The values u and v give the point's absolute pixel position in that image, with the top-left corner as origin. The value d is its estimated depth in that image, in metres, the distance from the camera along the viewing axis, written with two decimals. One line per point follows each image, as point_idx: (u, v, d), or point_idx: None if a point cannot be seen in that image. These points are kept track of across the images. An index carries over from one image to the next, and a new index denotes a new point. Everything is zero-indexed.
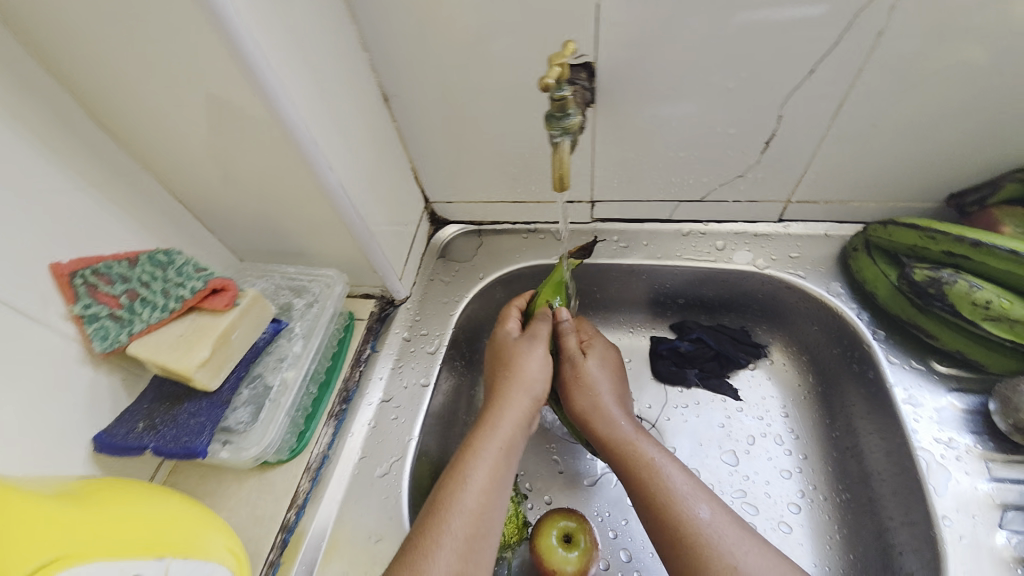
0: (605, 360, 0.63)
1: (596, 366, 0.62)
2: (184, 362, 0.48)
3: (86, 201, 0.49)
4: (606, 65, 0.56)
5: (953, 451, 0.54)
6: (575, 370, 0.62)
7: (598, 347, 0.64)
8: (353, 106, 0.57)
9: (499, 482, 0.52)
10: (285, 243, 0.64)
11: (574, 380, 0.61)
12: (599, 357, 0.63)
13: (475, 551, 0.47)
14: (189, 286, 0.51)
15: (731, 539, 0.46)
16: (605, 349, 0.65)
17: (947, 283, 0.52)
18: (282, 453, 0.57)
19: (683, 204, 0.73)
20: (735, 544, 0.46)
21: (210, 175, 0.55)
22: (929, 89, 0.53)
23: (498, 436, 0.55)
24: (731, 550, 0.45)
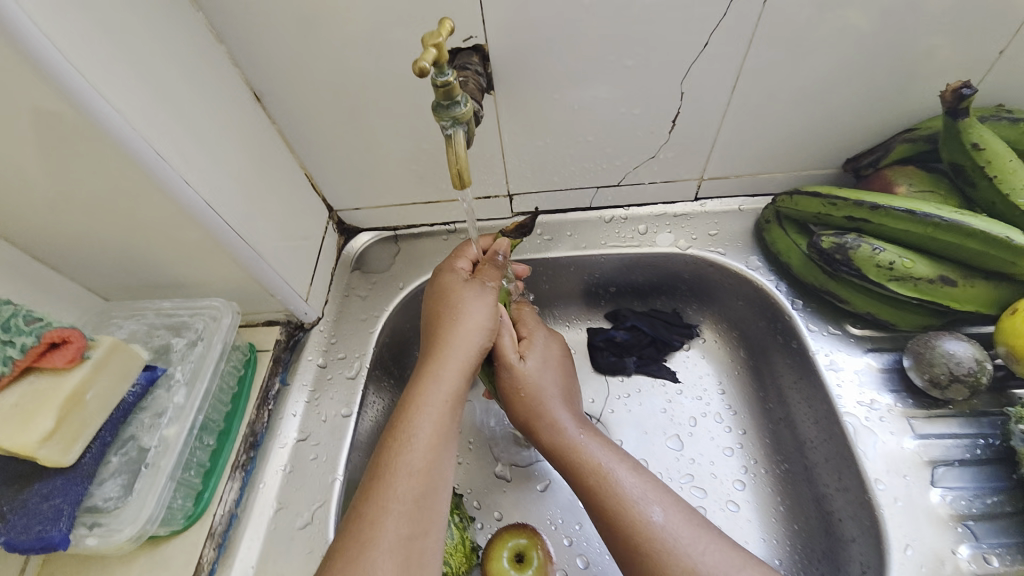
0: (546, 359, 0.59)
1: (536, 367, 0.58)
2: (22, 440, 0.40)
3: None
4: (498, 48, 0.53)
5: (876, 412, 0.55)
6: (514, 378, 0.57)
7: (538, 346, 0.60)
8: (213, 108, 0.50)
9: (442, 461, 0.45)
10: (156, 276, 0.55)
11: (513, 393, 0.57)
12: (539, 357, 0.59)
13: (418, 551, 0.41)
14: (19, 344, 0.42)
15: (687, 539, 0.46)
16: (545, 345, 0.61)
17: (851, 248, 0.53)
18: (175, 522, 0.49)
19: (602, 191, 0.71)
20: (692, 544, 0.45)
21: (38, 205, 0.46)
22: (815, 57, 0.54)
23: (433, 420, 0.46)
24: (687, 551, 0.45)
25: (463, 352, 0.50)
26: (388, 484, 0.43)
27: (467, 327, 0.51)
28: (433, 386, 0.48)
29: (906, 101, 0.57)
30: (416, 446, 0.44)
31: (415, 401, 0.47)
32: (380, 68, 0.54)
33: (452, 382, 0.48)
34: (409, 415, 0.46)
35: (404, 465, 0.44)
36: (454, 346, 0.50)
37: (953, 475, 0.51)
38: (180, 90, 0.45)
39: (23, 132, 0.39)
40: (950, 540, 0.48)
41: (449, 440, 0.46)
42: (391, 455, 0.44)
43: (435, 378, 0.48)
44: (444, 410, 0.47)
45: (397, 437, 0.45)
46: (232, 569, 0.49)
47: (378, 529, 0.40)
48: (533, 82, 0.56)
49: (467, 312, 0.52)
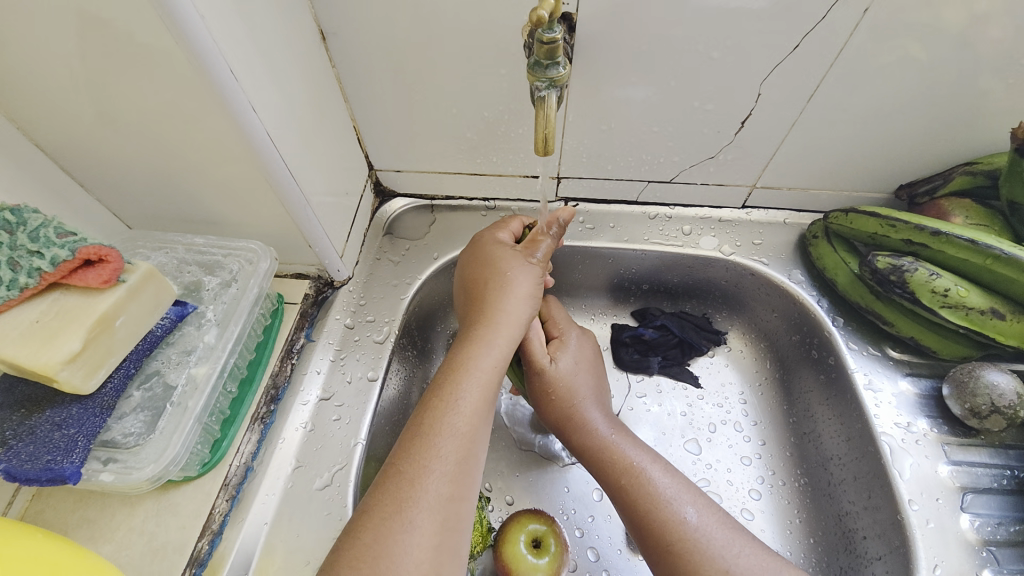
0: (577, 360, 0.57)
1: (568, 368, 0.55)
2: (43, 359, 0.36)
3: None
4: (587, 19, 0.50)
5: (912, 434, 0.56)
6: (545, 381, 0.54)
7: (570, 347, 0.57)
8: (283, 37, 0.46)
9: (484, 427, 0.43)
10: (192, 208, 0.51)
11: (544, 395, 0.54)
12: (571, 359, 0.56)
13: (452, 515, 0.38)
14: (48, 255, 0.37)
15: (721, 541, 0.43)
16: (577, 345, 0.58)
17: (908, 271, 0.54)
18: (190, 469, 0.46)
19: (651, 185, 0.70)
20: (726, 546, 0.43)
21: (82, 110, 0.42)
22: (901, 77, 0.53)
23: (480, 384, 0.43)
24: (721, 553, 0.43)
25: (513, 321, 0.48)
26: (431, 442, 0.40)
27: (509, 295, 0.49)
28: (483, 350, 0.45)
29: (974, 135, 0.57)
30: (462, 408, 0.42)
31: (464, 362, 0.44)
32: (458, 23, 0.52)
33: (501, 349, 0.46)
34: (457, 376, 0.43)
35: (447, 425, 0.41)
36: (504, 317, 0.48)
37: (981, 503, 0.52)
38: (254, 10, 0.42)
39: (89, 22, 0.35)
40: (975, 564, 0.49)
41: (491, 406, 0.44)
42: (434, 413, 0.41)
43: (488, 344, 0.46)
44: (492, 376, 0.44)
45: (441, 396, 0.42)
46: (244, 524, 0.47)
47: (418, 486, 0.37)
48: (611, 59, 0.54)
49: (511, 282, 0.50)
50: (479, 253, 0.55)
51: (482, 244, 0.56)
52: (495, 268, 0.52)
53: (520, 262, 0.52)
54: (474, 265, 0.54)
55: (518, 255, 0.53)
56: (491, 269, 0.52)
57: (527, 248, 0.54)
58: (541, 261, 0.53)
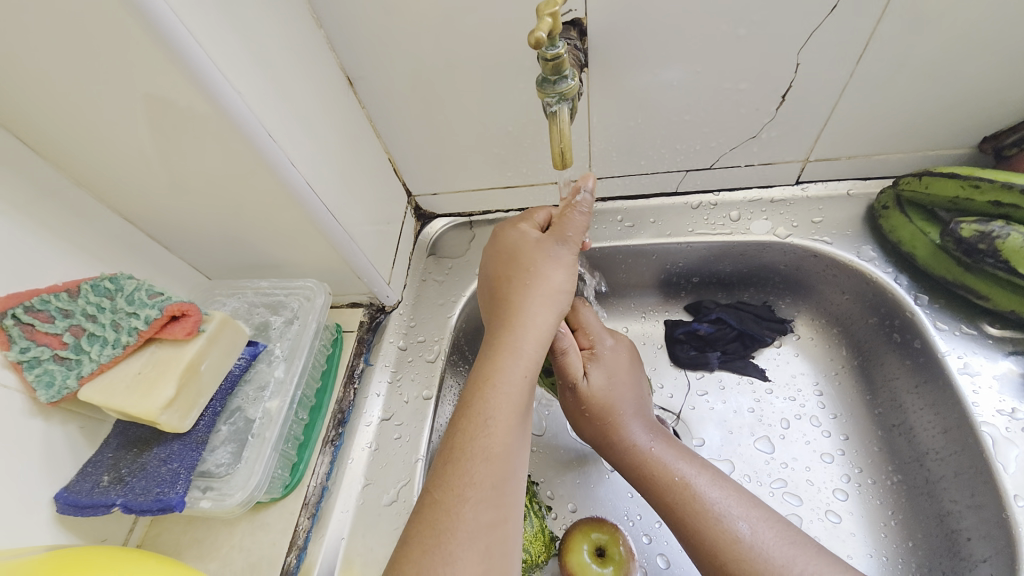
0: (612, 373, 0.55)
1: (602, 383, 0.54)
2: (147, 405, 0.42)
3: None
4: (598, 21, 0.49)
5: (1019, 422, 0.49)
6: (578, 398, 0.54)
7: (604, 359, 0.56)
8: (314, 92, 0.50)
9: (518, 447, 0.42)
10: (255, 255, 0.57)
11: (579, 412, 0.54)
12: (605, 372, 0.55)
13: (495, 542, 0.37)
14: (143, 315, 0.44)
15: (781, 560, 0.41)
16: (611, 356, 0.57)
17: (1000, 237, 0.47)
18: (275, 491, 0.51)
19: (691, 174, 0.66)
20: (786, 565, 0.41)
21: (157, 185, 0.48)
22: (969, 19, 0.47)
23: (509, 403, 0.42)
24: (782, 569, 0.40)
25: (539, 328, 0.46)
26: (465, 469, 0.39)
27: (539, 295, 0.47)
28: (510, 363, 0.44)
29: None
30: (493, 431, 0.41)
31: (488, 380, 0.43)
32: (471, 46, 0.53)
33: (527, 359, 0.45)
34: (484, 396, 0.43)
35: (479, 449, 0.40)
36: (527, 324, 0.46)
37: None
38: (286, 73, 0.46)
39: (151, 111, 0.41)
40: None
41: (523, 425, 0.43)
42: (466, 436, 0.41)
43: (513, 356, 0.44)
44: (518, 393, 0.43)
45: (471, 419, 0.42)
46: (325, 539, 0.51)
47: (457, 517, 0.37)
48: (630, 55, 0.52)
49: (542, 280, 0.48)
50: (506, 249, 0.53)
51: (504, 237, 0.54)
52: (527, 267, 0.49)
53: (551, 258, 0.49)
54: (501, 267, 0.52)
55: (548, 247, 0.50)
56: (520, 268, 0.50)
57: (554, 234, 0.51)
58: (573, 250, 0.50)
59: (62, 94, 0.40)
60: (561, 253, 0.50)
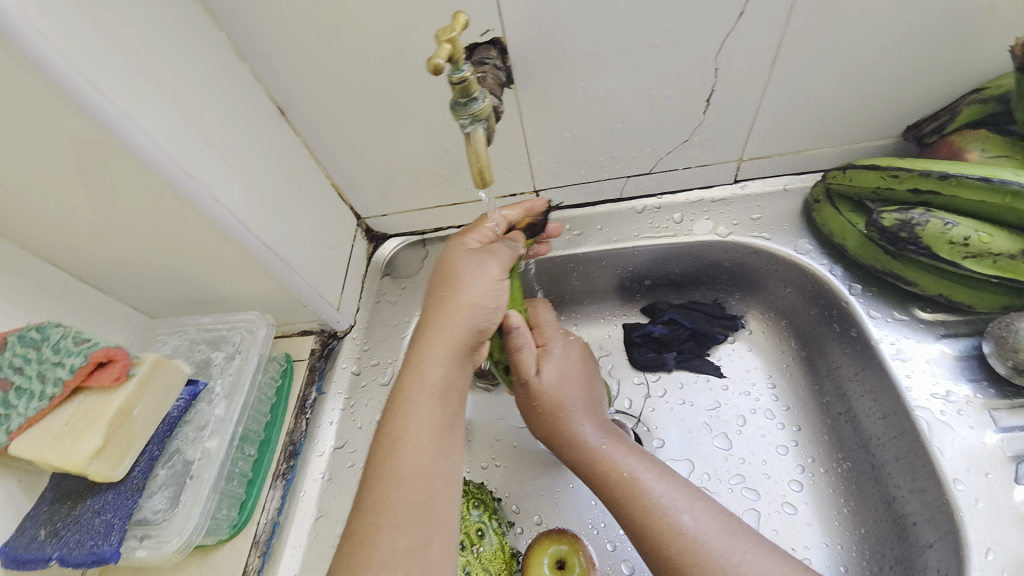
0: (564, 369, 0.54)
1: (552, 378, 0.53)
2: (73, 457, 0.41)
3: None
4: (517, 38, 0.50)
5: (953, 404, 0.50)
6: (529, 395, 0.53)
7: (556, 356, 0.55)
8: (239, 126, 0.50)
9: (438, 464, 0.42)
10: (195, 291, 0.56)
11: (531, 408, 0.54)
12: (556, 369, 0.54)
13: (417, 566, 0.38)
14: (68, 364, 0.43)
15: (720, 550, 0.41)
16: (564, 353, 0.56)
17: (919, 225, 0.49)
18: (221, 531, 0.50)
19: (632, 179, 0.67)
20: (726, 555, 0.40)
21: (83, 231, 0.48)
22: (868, 17, 0.49)
23: (421, 423, 0.43)
24: (728, 562, 0.40)
25: (450, 341, 0.47)
26: (379, 495, 0.40)
27: (451, 304, 0.48)
28: (418, 383, 0.45)
29: (977, 55, 0.51)
30: (405, 451, 0.42)
31: (402, 402, 0.44)
32: (395, 69, 0.53)
33: (436, 372, 0.46)
34: (396, 419, 0.43)
35: (392, 473, 0.41)
36: (437, 341, 0.47)
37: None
38: (203, 109, 0.46)
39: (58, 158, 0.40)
40: None
41: (442, 440, 0.43)
42: (382, 456, 0.42)
43: (422, 374, 0.45)
44: (429, 411, 0.44)
45: (385, 444, 0.43)
46: None
47: (372, 544, 0.38)
48: (554, 69, 0.53)
49: (457, 289, 0.48)
50: (441, 259, 0.53)
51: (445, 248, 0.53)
52: (450, 275, 0.50)
53: (472, 271, 0.49)
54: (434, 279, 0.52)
55: (474, 259, 0.50)
56: (443, 282, 0.50)
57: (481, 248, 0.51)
58: (499, 262, 0.50)
59: None
60: (485, 262, 0.50)
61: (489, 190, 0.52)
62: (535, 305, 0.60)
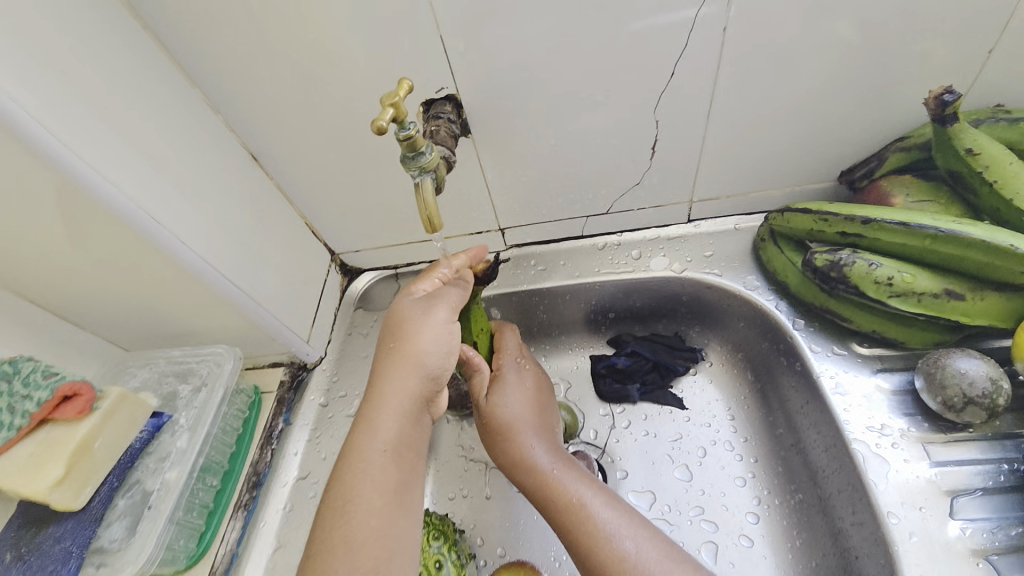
0: (516, 393, 0.58)
1: (503, 402, 0.57)
2: (35, 486, 0.43)
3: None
4: (470, 94, 0.54)
5: (887, 437, 0.51)
6: (483, 417, 0.57)
7: (509, 381, 0.58)
8: (211, 172, 0.54)
9: (389, 526, 0.45)
10: (167, 327, 0.59)
11: (486, 429, 0.56)
12: (509, 391, 0.57)
13: None
14: (36, 397, 0.46)
15: None
16: (517, 378, 0.59)
17: (847, 265, 0.52)
18: (178, 563, 0.51)
19: (591, 219, 0.71)
20: None
21: (57, 274, 0.50)
22: (787, 76, 0.53)
23: (369, 486, 0.45)
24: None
25: (398, 398, 0.49)
26: (328, 564, 0.42)
27: (403, 361, 0.50)
28: (367, 445, 0.47)
29: (894, 108, 0.56)
30: (354, 517, 0.44)
31: (352, 464, 0.46)
32: (360, 121, 0.57)
33: (388, 429, 0.48)
34: (345, 483, 0.45)
35: (342, 539, 0.43)
36: (385, 399, 0.49)
37: (976, 506, 0.48)
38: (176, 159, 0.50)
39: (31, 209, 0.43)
40: None
41: (391, 502, 0.46)
42: (335, 516, 0.44)
43: (370, 435, 0.47)
44: (377, 473, 0.46)
45: (335, 509, 0.45)
46: None
47: None
48: (507, 120, 0.57)
49: (406, 344, 0.50)
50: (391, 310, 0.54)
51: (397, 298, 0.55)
52: (398, 328, 0.51)
53: (421, 322, 0.51)
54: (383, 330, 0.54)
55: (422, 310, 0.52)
56: (391, 334, 0.52)
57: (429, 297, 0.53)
58: (447, 311, 0.52)
59: None
60: (435, 313, 0.51)
61: (438, 235, 0.57)
62: (501, 330, 0.64)
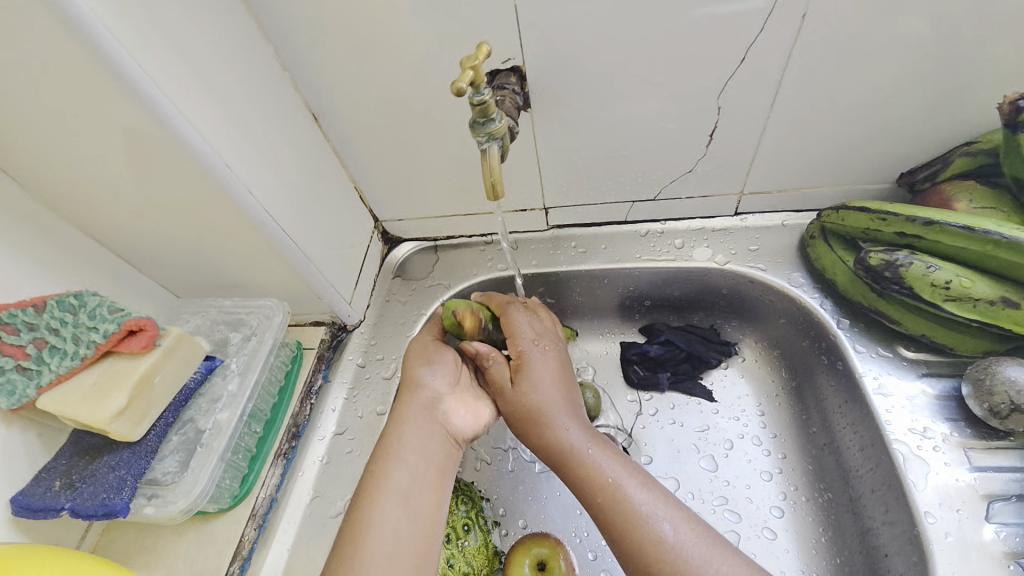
0: (539, 377, 0.54)
1: (529, 387, 0.54)
2: (98, 414, 0.44)
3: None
4: (535, 66, 0.55)
5: (929, 440, 0.51)
6: (507, 404, 0.55)
7: (532, 366, 0.55)
8: (276, 127, 0.55)
9: (409, 536, 0.47)
10: (220, 276, 0.61)
11: (512, 415, 0.54)
12: (531, 377, 0.54)
13: None
14: (102, 329, 0.47)
15: (697, 561, 0.42)
16: (540, 362, 0.55)
17: (903, 266, 0.52)
18: (223, 500, 0.53)
19: (637, 204, 0.71)
20: (703, 565, 0.42)
21: (126, 212, 0.52)
22: (858, 70, 0.53)
23: (388, 498, 0.48)
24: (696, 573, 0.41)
25: (410, 417, 0.53)
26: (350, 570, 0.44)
27: (406, 388, 0.56)
28: (386, 459, 0.50)
29: (965, 110, 0.55)
30: (375, 526, 0.46)
31: (372, 480, 0.49)
32: (423, 88, 0.58)
33: (404, 447, 0.51)
34: (365, 498, 0.48)
35: (363, 549, 0.45)
36: (400, 420, 0.53)
37: (1011, 512, 0.48)
38: (247, 110, 0.51)
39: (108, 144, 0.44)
40: None
41: (411, 513, 0.48)
42: (356, 520, 0.47)
43: (387, 452, 0.51)
44: (395, 485, 0.49)
45: (358, 521, 0.47)
46: (270, 551, 0.52)
47: None
48: (569, 96, 0.57)
49: (410, 372, 0.57)
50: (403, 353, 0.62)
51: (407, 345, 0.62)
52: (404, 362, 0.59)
53: (421, 353, 0.58)
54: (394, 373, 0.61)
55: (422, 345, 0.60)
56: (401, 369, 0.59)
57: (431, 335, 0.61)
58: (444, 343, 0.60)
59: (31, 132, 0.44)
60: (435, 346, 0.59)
61: (502, 212, 0.61)
62: (508, 313, 0.59)
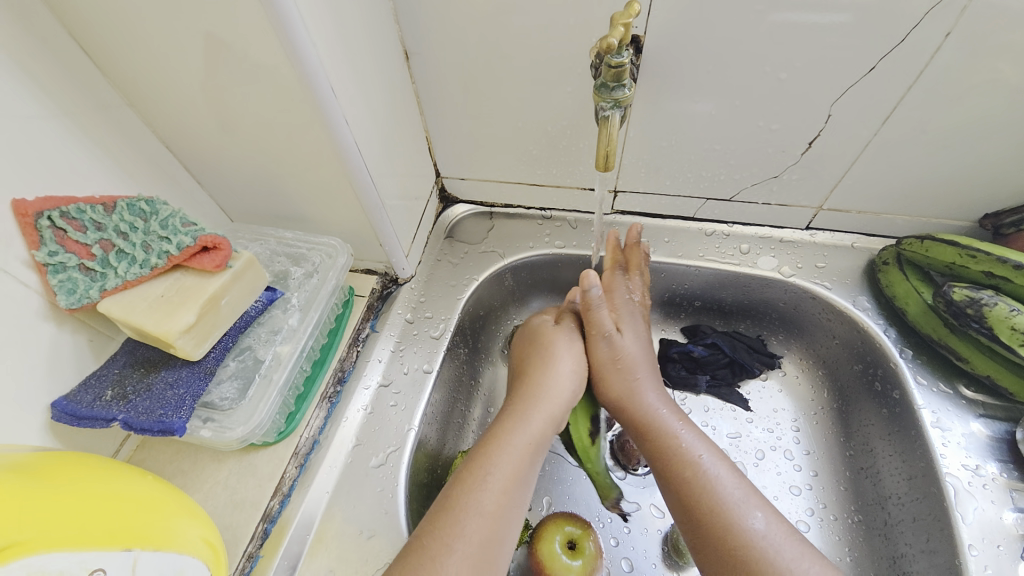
0: (640, 342, 0.60)
1: (630, 342, 0.59)
2: (165, 327, 0.42)
3: (41, 128, 0.42)
4: (655, 40, 0.52)
5: (979, 478, 0.53)
6: (612, 350, 0.58)
7: (630, 328, 0.61)
8: (374, 59, 0.52)
9: (512, 504, 0.48)
10: (285, 206, 0.59)
11: (611, 364, 0.58)
12: (632, 333, 0.60)
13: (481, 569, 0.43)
14: (176, 241, 0.45)
15: (788, 555, 0.43)
16: (637, 325, 0.62)
17: (987, 305, 0.51)
18: (270, 435, 0.52)
19: (710, 203, 0.70)
20: (794, 560, 0.42)
21: (207, 122, 0.50)
22: (984, 102, 0.51)
23: (504, 456, 0.49)
24: (789, 567, 0.42)
25: (557, 386, 0.56)
26: (454, 518, 0.45)
27: (542, 348, 0.59)
28: (516, 420, 0.52)
29: None
30: (488, 482, 0.47)
31: (497, 436, 0.51)
32: (529, 43, 0.55)
33: (535, 424, 0.52)
34: (485, 452, 0.50)
35: (470, 501, 0.46)
36: (539, 390, 0.55)
37: None
38: (354, 35, 0.47)
39: (211, 45, 0.41)
40: None
41: (519, 480, 0.49)
42: (462, 483, 0.47)
43: (520, 416, 0.53)
44: (515, 452, 0.50)
45: (473, 472, 0.48)
46: (309, 491, 0.52)
47: (440, 562, 0.42)
48: (679, 77, 0.54)
49: (550, 341, 0.60)
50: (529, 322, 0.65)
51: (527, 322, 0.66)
52: (539, 331, 0.62)
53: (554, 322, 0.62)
54: (522, 336, 0.64)
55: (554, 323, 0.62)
56: (534, 334, 0.62)
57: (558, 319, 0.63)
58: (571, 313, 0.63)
59: (130, 17, 0.40)
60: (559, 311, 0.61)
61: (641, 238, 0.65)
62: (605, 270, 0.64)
